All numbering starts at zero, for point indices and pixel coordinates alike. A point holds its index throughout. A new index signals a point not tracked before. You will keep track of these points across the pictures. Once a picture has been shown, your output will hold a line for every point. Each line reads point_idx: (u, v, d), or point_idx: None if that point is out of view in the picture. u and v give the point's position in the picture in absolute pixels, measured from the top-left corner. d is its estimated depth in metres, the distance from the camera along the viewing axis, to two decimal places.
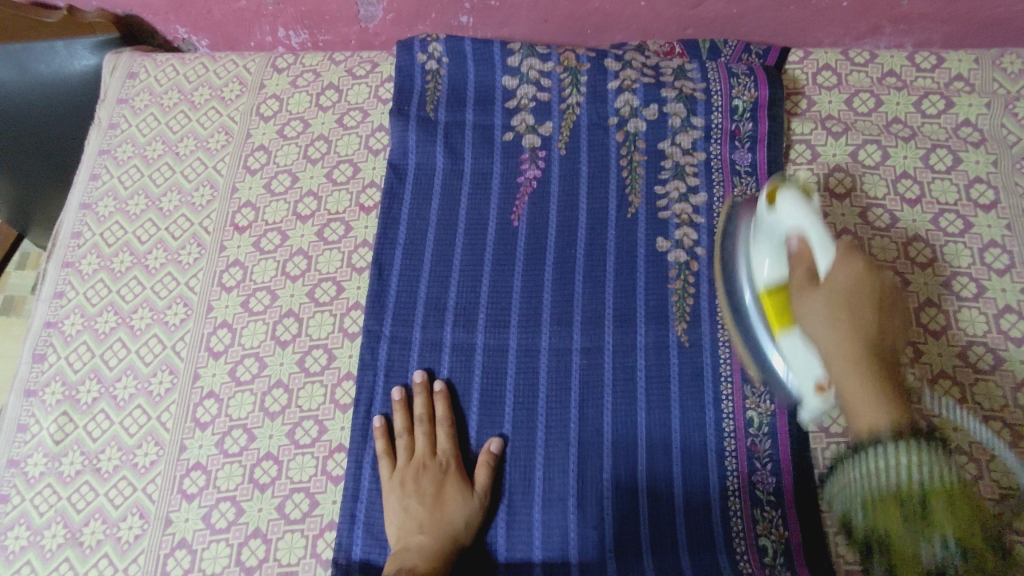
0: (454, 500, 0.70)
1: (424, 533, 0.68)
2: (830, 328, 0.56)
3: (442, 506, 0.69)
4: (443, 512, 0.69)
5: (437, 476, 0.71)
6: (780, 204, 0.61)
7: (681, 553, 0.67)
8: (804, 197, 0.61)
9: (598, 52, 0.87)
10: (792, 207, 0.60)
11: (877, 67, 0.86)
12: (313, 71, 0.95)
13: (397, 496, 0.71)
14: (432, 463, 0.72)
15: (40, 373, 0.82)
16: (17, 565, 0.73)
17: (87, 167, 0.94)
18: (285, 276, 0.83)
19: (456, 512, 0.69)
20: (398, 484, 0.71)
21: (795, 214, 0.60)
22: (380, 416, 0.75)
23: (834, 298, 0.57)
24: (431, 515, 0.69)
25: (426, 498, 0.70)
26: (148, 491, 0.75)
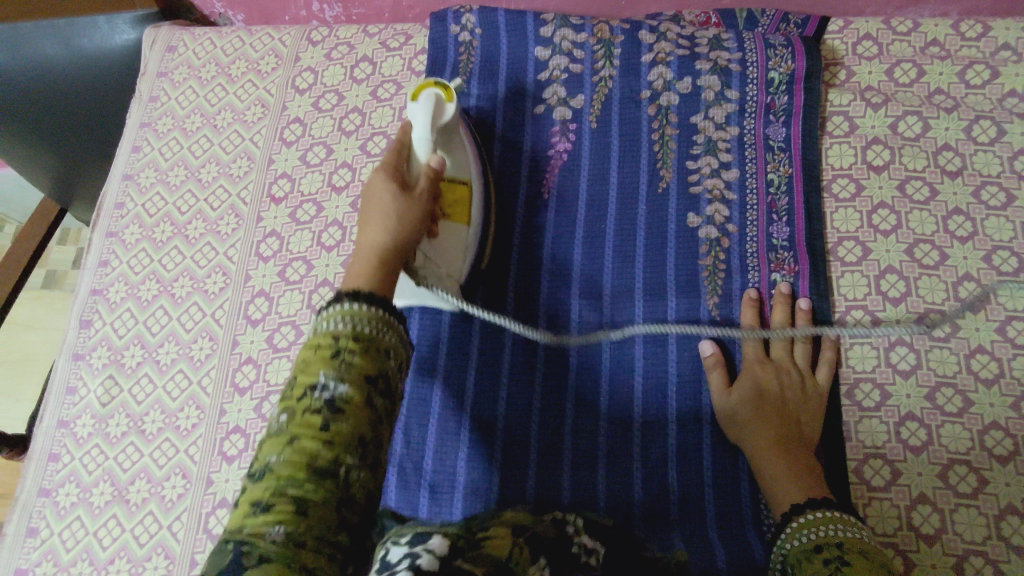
0: (415, 212, 0.60)
1: (375, 211, 0.59)
2: (390, 214, 0.58)
3: (403, 209, 0.59)
4: (376, 215, 0.59)
5: (399, 179, 0.62)
6: (422, 98, 0.70)
7: (707, 520, 0.69)
8: (437, 110, 0.70)
9: (631, 23, 0.86)
10: (423, 106, 0.69)
11: (920, 36, 0.84)
12: (347, 44, 0.96)
13: (383, 179, 0.61)
14: (406, 168, 0.65)
15: (87, 338, 0.85)
16: (68, 519, 0.77)
17: (129, 140, 0.96)
18: (320, 246, 0.85)
19: (418, 222, 0.60)
20: (366, 196, 0.61)
21: (422, 111, 0.69)
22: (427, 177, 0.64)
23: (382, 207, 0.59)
24: (392, 206, 0.59)
25: (391, 194, 0.60)
26: (190, 452, 0.78)
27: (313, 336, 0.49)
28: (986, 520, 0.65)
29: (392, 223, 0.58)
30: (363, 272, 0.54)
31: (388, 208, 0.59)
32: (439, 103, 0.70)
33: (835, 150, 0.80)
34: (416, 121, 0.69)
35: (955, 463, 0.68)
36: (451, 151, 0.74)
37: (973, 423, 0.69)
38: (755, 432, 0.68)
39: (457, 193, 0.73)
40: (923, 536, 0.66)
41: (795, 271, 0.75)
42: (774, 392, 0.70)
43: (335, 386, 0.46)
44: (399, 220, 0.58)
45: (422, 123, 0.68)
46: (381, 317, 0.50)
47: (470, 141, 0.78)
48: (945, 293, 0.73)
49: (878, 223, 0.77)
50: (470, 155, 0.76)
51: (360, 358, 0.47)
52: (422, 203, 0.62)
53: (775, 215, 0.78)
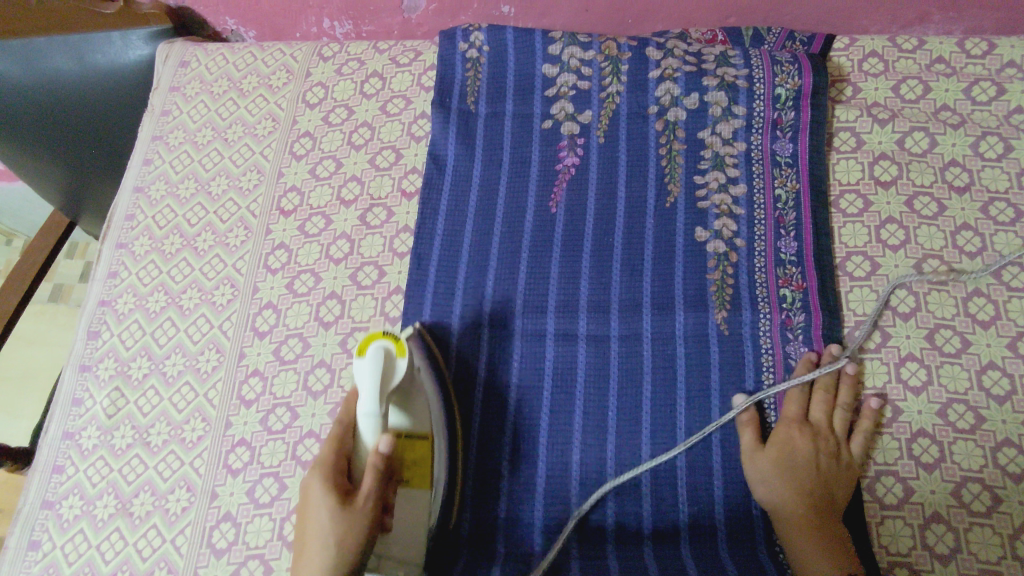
0: (356, 524, 0.60)
1: (315, 534, 0.60)
2: (326, 559, 0.59)
3: (338, 529, 0.59)
4: (312, 538, 0.60)
5: (339, 487, 0.61)
6: (366, 358, 0.62)
7: (718, 536, 0.69)
8: (384, 377, 0.62)
9: (639, 41, 0.87)
10: (365, 381, 0.62)
11: (925, 54, 0.84)
12: (357, 60, 0.97)
13: (325, 515, 0.60)
14: (353, 462, 0.64)
15: (94, 349, 0.85)
16: (71, 532, 0.76)
17: (140, 153, 0.97)
18: (328, 259, 0.85)
19: (362, 533, 0.60)
20: (305, 488, 0.62)
21: (366, 373, 0.62)
22: (370, 487, 0.61)
23: (317, 524, 0.60)
24: (328, 525, 0.59)
25: (330, 538, 0.59)
26: (195, 465, 0.77)
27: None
28: (1001, 539, 0.65)
29: (329, 562, 0.58)
30: None
31: (325, 533, 0.59)
32: (387, 358, 0.63)
33: (842, 166, 0.81)
34: (363, 401, 0.63)
35: (968, 480, 0.67)
36: (411, 398, 0.66)
37: (986, 440, 0.68)
38: (781, 499, 0.66)
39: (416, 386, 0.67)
40: (938, 555, 0.65)
41: (803, 286, 0.75)
42: (805, 459, 0.68)
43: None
44: (341, 555, 0.59)
45: (369, 391, 0.62)
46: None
47: (424, 359, 0.74)
48: (955, 308, 0.73)
49: (887, 239, 0.77)
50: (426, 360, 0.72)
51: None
52: (364, 522, 0.60)
53: (783, 230, 0.78)
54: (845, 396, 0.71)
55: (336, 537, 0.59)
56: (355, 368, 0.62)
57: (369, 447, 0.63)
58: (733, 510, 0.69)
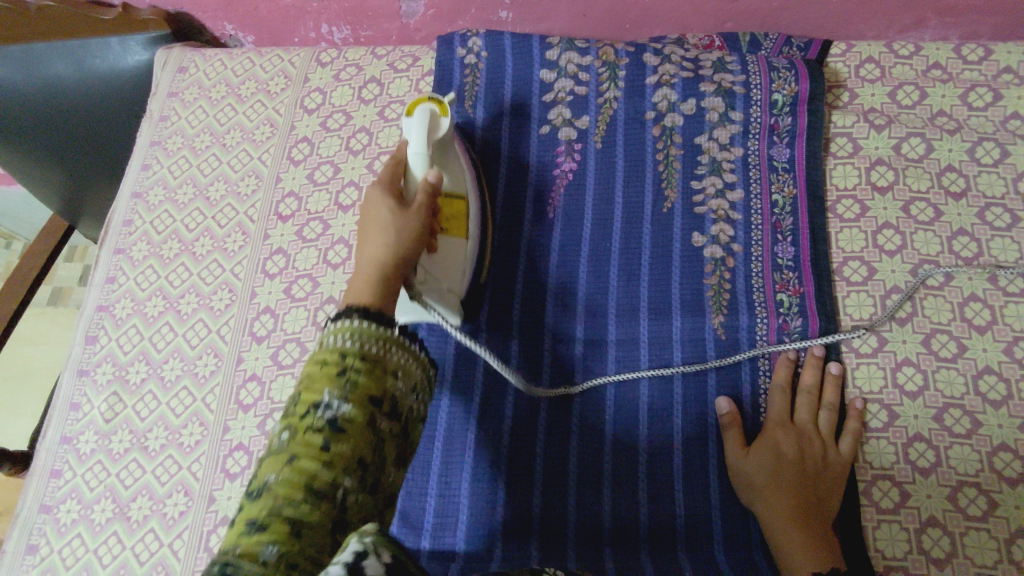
0: (415, 221, 0.61)
1: (375, 224, 0.61)
2: (389, 233, 0.60)
3: (401, 223, 0.61)
4: (371, 228, 0.60)
5: (396, 194, 0.64)
6: (417, 113, 0.71)
7: (714, 543, 0.69)
8: (433, 118, 0.71)
9: (636, 46, 0.87)
10: (417, 122, 0.70)
11: (922, 59, 0.85)
12: (355, 65, 0.97)
13: (385, 211, 0.61)
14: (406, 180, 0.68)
15: (92, 354, 0.86)
16: (68, 537, 0.76)
17: (139, 158, 0.98)
18: (326, 264, 0.85)
19: (419, 234, 0.61)
20: (365, 211, 0.63)
21: (416, 122, 0.70)
22: (427, 188, 0.64)
23: (378, 223, 0.60)
24: (387, 220, 0.61)
25: (389, 224, 0.60)
26: (192, 469, 0.77)
27: (317, 356, 0.50)
28: (998, 543, 0.65)
29: (388, 240, 0.59)
30: (362, 286, 0.56)
31: (387, 224, 0.60)
32: (433, 116, 0.71)
33: (839, 171, 0.81)
34: (414, 136, 0.70)
35: (965, 485, 0.67)
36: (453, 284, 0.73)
37: (982, 445, 0.68)
38: (772, 498, 0.66)
39: (455, 208, 0.75)
40: (935, 559, 0.65)
41: (800, 291, 0.75)
42: (792, 455, 0.68)
43: (339, 404, 0.47)
44: (398, 246, 0.59)
45: (418, 136, 0.69)
46: (383, 336, 0.51)
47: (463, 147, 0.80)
48: (951, 313, 0.73)
49: (883, 244, 0.77)
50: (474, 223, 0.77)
51: (366, 377, 0.49)
52: (423, 199, 0.63)
53: (780, 235, 0.78)
54: (829, 395, 0.72)
55: (393, 229, 0.60)
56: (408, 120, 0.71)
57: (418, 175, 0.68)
58: (730, 514, 0.69)
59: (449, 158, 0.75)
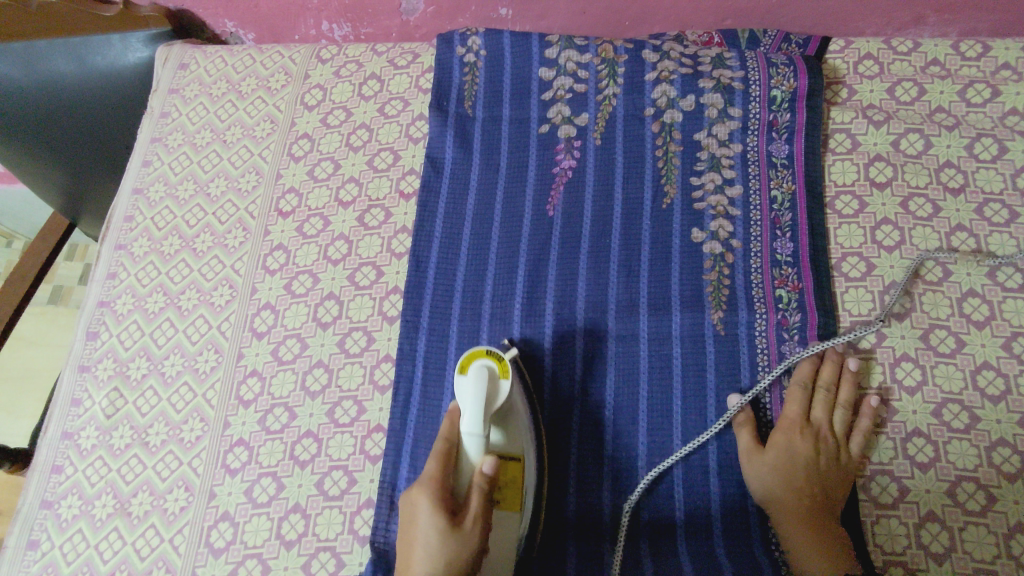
0: (461, 546, 0.59)
1: (416, 567, 0.59)
2: None
3: (446, 550, 0.58)
4: (411, 573, 0.59)
5: (445, 505, 0.60)
6: (470, 374, 0.68)
7: (714, 534, 0.69)
8: (484, 380, 0.67)
9: (635, 43, 0.88)
10: (471, 385, 0.67)
11: (920, 56, 0.85)
12: (355, 62, 0.97)
13: (421, 569, 0.58)
14: (456, 479, 0.63)
15: (93, 350, 0.86)
16: (69, 532, 0.76)
17: (140, 154, 0.98)
18: (326, 260, 0.85)
19: (464, 558, 0.59)
20: (411, 507, 0.62)
21: (470, 397, 0.66)
22: (475, 501, 0.61)
23: (421, 554, 0.59)
24: (432, 546, 0.59)
25: (437, 565, 0.58)
26: (193, 465, 0.77)
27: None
28: (996, 538, 0.65)
29: None
30: None
31: (422, 568, 0.58)
32: (489, 379, 0.68)
33: (838, 167, 0.81)
34: (464, 404, 0.67)
35: (963, 480, 0.67)
36: (509, 423, 0.69)
37: (981, 439, 0.68)
38: (786, 501, 0.67)
39: (512, 473, 0.67)
40: (933, 555, 0.65)
41: (799, 287, 0.75)
42: (804, 459, 0.68)
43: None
44: (439, 570, 0.58)
45: (471, 404, 0.66)
46: None
47: (524, 396, 0.72)
48: (949, 308, 0.73)
49: (882, 239, 0.77)
50: (526, 417, 0.71)
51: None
52: (471, 541, 0.59)
53: (779, 231, 0.78)
54: (845, 395, 0.71)
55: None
56: (459, 384, 0.69)
57: (472, 463, 0.64)
58: (729, 510, 0.70)
59: (510, 417, 0.69)
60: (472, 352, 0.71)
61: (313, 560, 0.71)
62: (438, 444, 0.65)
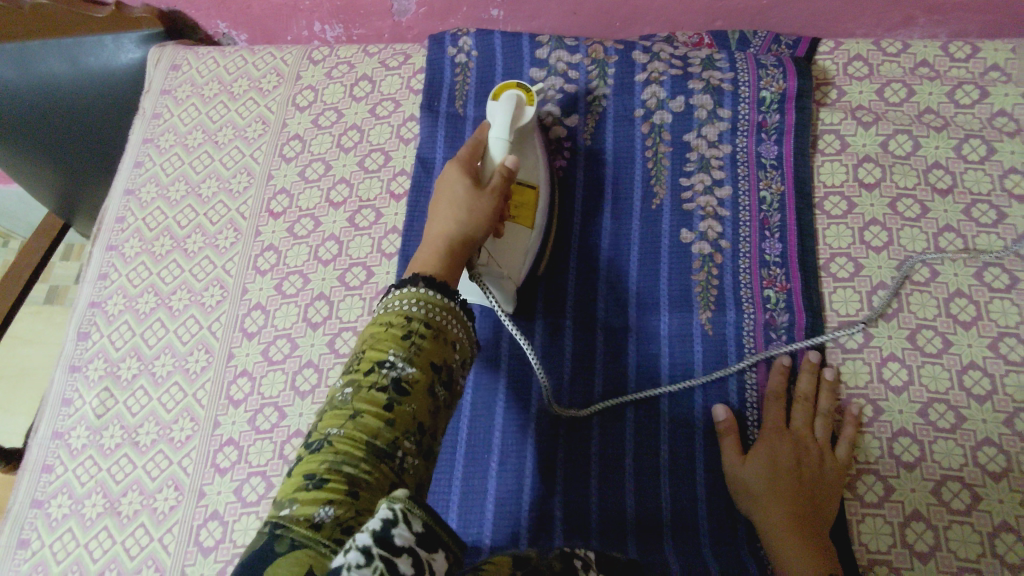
0: (485, 207, 0.64)
1: (447, 206, 0.64)
2: (459, 213, 0.63)
3: (473, 203, 0.64)
4: (439, 210, 0.64)
5: (473, 175, 0.66)
6: (501, 100, 0.74)
7: (700, 531, 0.69)
8: (517, 103, 0.73)
9: (625, 44, 0.88)
10: (502, 106, 0.72)
11: (910, 57, 0.85)
12: (347, 63, 0.97)
13: (461, 184, 0.65)
14: (481, 164, 0.69)
15: (84, 350, 0.86)
16: (59, 531, 0.77)
17: (132, 155, 0.98)
18: (317, 260, 0.86)
19: (489, 213, 0.64)
20: (442, 184, 0.67)
21: (499, 109, 0.73)
22: (504, 167, 0.66)
23: (450, 199, 0.64)
24: (461, 199, 0.64)
25: (459, 209, 0.63)
26: (183, 465, 0.78)
27: (382, 317, 0.54)
28: (981, 537, 0.65)
29: (460, 216, 0.63)
30: (431, 255, 0.60)
31: (461, 198, 0.64)
32: (517, 104, 0.74)
33: (827, 168, 0.81)
34: (495, 119, 0.72)
35: (948, 479, 0.67)
36: (523, 156, 0.77)
37: (967, 439, 0.68)
38: (770, 505, 0.65)
39: (525, 197, 0.75)
40: (918, 553, 0.65)
41: (787, 287, 0.75)
42: (789, 463, 0.68)
43: (403, 367, 0.50)
44: (468, 212, 0.63)
45: (501, 121, 0.71)
46: (447, 307, 0.55)
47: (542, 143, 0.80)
48: (937, 308, 0.73)
49: (870, 240, 0.77)
50: (542, 167, 0.79)
51: (427, 349, 0.51)
52: (496, 187, 0.66)
53: (767, 231, 0.78)
54: (825, 403, 0.71)
55: (466, 204, 0.64)
56: (492, 107, 0.74)
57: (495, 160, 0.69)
58: (715, 510, 0.70)
59: (524, 141, 0.77)
60: (502, 87, 0.77)
61: None
62: (466, 146, 0.71)
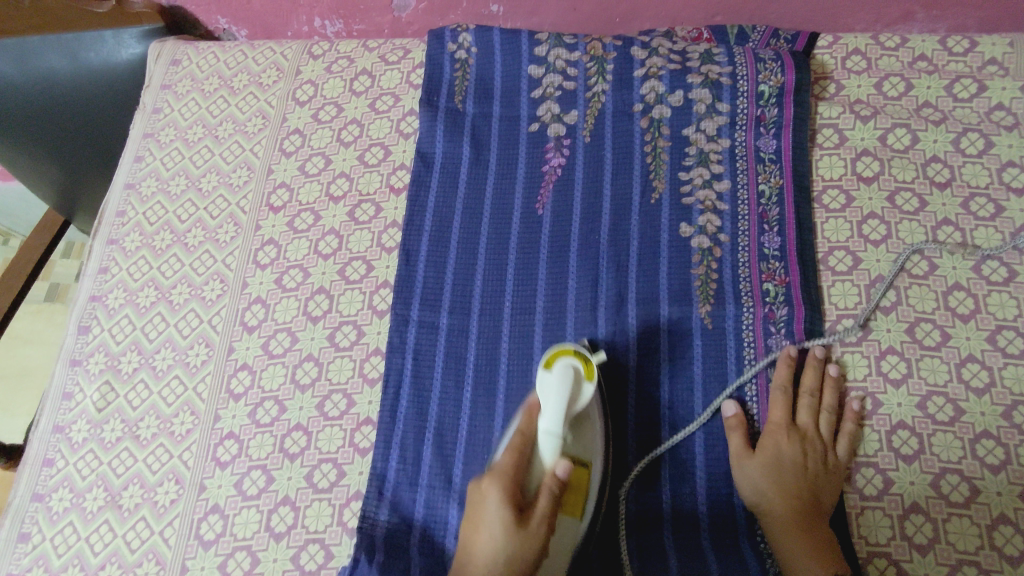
0: (528, 550, 0.58)
1: (478, 563, 0.58)
2: (496, 563, 0.57)
3: (515, 548, 0.57)
4: (478, 537, 0.59)
5: (516, 502, 0.59)
6: (553, 371, 0.67)
7: (701, 527, 0.69)
8: (570, 389, 0.66)
9: (624, 40, 0.88)
10: (551, 382, 0.66)
11: (908, 51, 0.85)
12: (347, 58, 0.97)
13: (496, 491, 0.60)
14: (526, 477, 0.62)
15: (85, 344, 0.86)
16: (60, 524, 0.77)
17: (132, 150, 0.98)
18: (316, 255, 0.86)
19: (531, 561, 0.58)
20: (479, 498, 0.61)
21: (551, 395, 0.65)
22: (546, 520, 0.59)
23: (488, 521, 0.59)
24: (500, 542, 0.58)
25: (501, 557, 0.57)
26: (183, 458, 0.78)
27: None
28: (979, 529, 0.65)
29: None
30: None
31: (496, 512, 0.59)
32: (573, 383, 0.67)
33: (825, 162, 0.81)
34: (545, 403, 0.65)
35: (947, 472, 0.67)
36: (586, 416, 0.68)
37: (965, 432, 0.69)
38: (773, 503, 0.66)
39: (585, 481, 0.65)
40: (917, 545, 0.65)
41: (786, 281, 0.76)
42: (793, 462, 0.68)
43: None
44: (509, 540, 0.58)
45: (552, 406, 0.64)
46: None
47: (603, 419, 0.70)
48: (935, 302, 0.74)
49: (868, 234, 0.78)
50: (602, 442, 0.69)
51: None
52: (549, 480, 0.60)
53: (766, 225, 0.78)
54: (830, 399, 0.71)
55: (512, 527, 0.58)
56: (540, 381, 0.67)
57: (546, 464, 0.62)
58: (715, 502, 0.70)
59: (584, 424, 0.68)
60: (553, 354, 0.70)
61: (303, 552, 0.72)
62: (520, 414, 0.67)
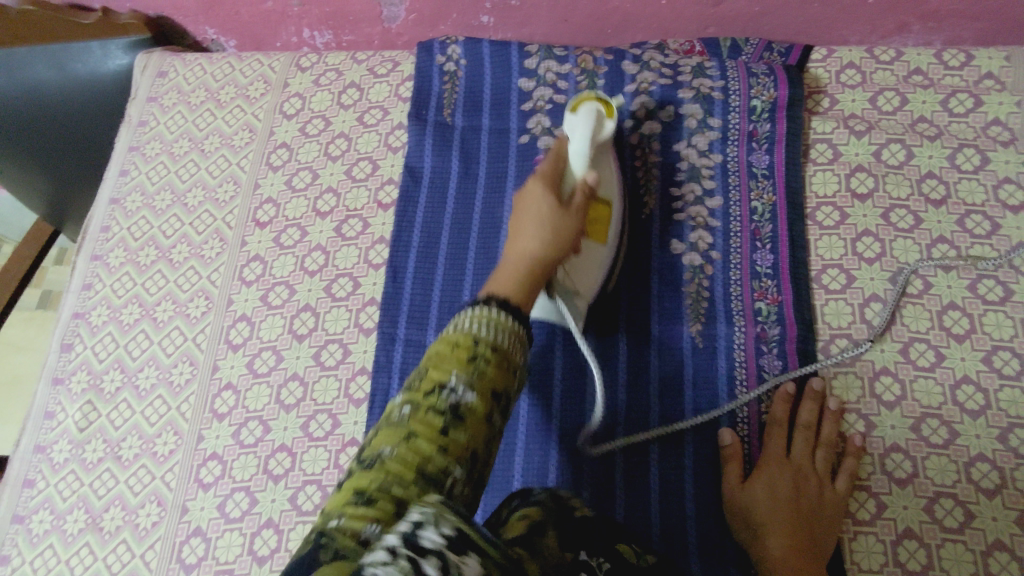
0: (573, 220, 0.62)
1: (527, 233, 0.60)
2: (545, 224, 0.60)
3: (561, 216, 0.61)
4: (523, 211, 0.62)
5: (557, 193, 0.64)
6: (581, 112, 0.73)
7: (689, 551, 0.67)
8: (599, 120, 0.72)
9: (615, 54, 0.87)
10: (583, 118, 0.72)
11: (903, 65, 0.84)
12: (335, 70, 0.96)
13: (542, 186, 0.64)
14: (562, 181, 0.67)
15: (67, 362, 0.85)
16: (40, 547, 0.76)
17: (117, 164, 0.97)
18: (303, 271, 0.85)
19: (575, 231, 0.62)
20: (521, 196, 0.64)
21: (583, 124, 0.71)
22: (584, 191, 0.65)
23: (534, 215, 0.61)
24: (545, 211, 0.61)
25: (545, 217, 0.61)
26: (166, 479, 0.77)
27: (449, 335, 0.48)
28: (974, 556, 0.64)
29: (545, 237, 0.59)
30: (511, 276, 0.55)
31: (539, 200, 0.62)
32: (598, 115, 0.73)
33: (819, 178, 0.80)
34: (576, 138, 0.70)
35: (941, 496, 0.66)
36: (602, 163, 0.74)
37: (960, 455, 0.67)
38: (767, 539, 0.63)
39: (601, 212, 0.72)
40: (910, 572, 0.64)
41: (778, 300, 0.74)
42: (789, 492, 0.66)
43: (464, 392, 0.44)
44: (556, 233, 0.60)
45: (583, 129, 0.70)
46: (515, 337, 0.49)
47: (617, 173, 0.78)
48: (929, 321, 0.72)
49: (862, 251, 0.76)
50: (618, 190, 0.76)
51: (492, 367, 0.46)
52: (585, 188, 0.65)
53: (759, 242, 0.77)
54: (828, 431, 0.69)
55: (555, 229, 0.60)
56: (569, 121, 0.74)
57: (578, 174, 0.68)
58: (704, 528, 0.68)
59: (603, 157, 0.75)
60: (576, 101, 0.76)
61: None
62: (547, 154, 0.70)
